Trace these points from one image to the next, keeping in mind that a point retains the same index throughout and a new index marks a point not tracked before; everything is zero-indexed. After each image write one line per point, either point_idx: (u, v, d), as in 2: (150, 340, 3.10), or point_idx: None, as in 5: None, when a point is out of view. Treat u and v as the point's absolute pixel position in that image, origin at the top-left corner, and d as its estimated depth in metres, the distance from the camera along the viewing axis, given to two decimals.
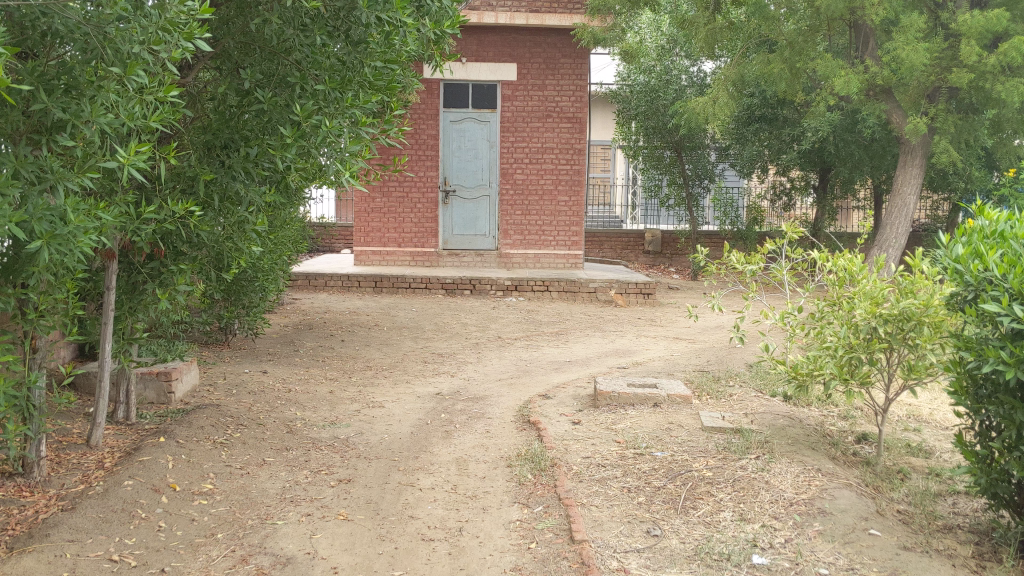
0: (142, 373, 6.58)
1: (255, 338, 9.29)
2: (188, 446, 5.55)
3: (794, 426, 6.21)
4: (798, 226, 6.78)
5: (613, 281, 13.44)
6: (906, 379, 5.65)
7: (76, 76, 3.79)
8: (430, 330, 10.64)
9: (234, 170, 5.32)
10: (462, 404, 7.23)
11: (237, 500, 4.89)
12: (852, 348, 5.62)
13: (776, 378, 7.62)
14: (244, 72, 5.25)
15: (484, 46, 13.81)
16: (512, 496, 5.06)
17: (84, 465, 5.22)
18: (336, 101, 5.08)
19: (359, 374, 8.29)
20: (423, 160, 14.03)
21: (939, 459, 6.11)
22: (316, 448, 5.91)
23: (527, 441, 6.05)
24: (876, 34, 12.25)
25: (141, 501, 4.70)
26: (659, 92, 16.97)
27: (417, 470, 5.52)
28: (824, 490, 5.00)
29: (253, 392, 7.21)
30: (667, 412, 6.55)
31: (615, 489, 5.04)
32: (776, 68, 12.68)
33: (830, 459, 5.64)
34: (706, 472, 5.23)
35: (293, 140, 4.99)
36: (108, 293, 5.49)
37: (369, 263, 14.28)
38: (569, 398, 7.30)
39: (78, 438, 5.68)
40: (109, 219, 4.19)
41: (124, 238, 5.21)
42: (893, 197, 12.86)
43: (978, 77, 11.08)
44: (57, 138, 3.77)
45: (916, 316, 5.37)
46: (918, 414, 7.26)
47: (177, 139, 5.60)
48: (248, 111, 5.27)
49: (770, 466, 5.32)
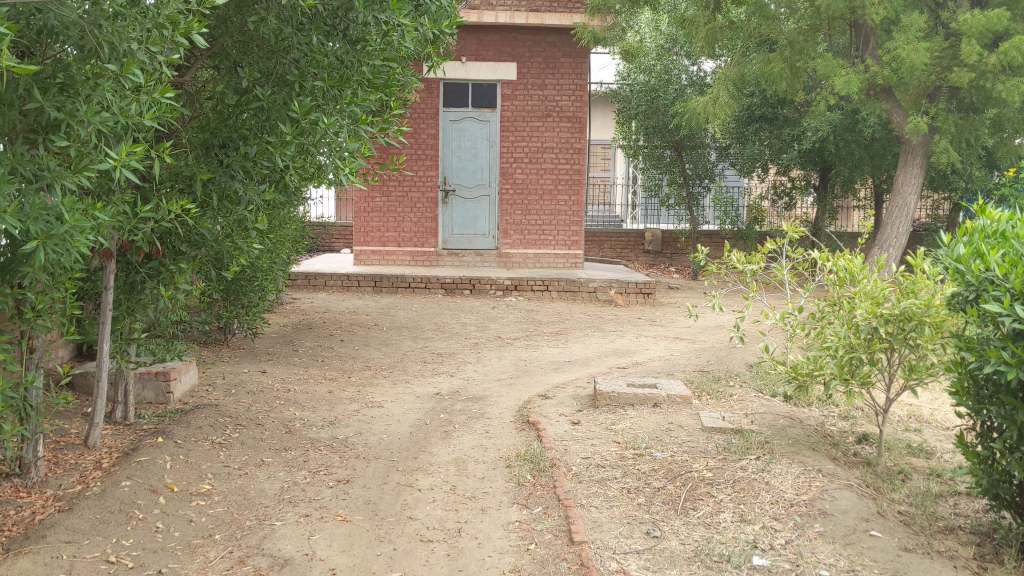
0: (140, 373, 6.56)
1: (255, 338, 9.27)
2: (186, 447, 5.54)
3: (795, 426, 6.19)
4: (798, 226, 6.77)
5: (613, 280, 13.42)
6: (907, 379, 5.62)
7: (72, 74, 3.77)
8: (430, 330, 10.62)
9: (233, 170, 5.36)
10: (462, 404, 7.21)
11: (235, 501, 4.87)
12: (852, 348, 5.60)
13: (776, 378, 7.60)
14: (242, 71, 5.23)
15: (483, 45, 13.80)
16: (511, 497, 5.03)
17: (81, 465, 5.21)
18: (334, 100, 5.09)
19: (359, 374, 8.27)
20: (423, 160, 14.01)
21: (940, 460, 6.10)
22: (315, 448, 5.89)
23: (527, 442, 6.04)
24: (876, 34, 12.23)
25: (138, 502, 4.68)
26: (659, 92, 16.95)
27: (416, 470, 5.51)
28: (825, 490, 4.98)
29: (252, 391, 7.19)
30: (667, 412, 6.54)
31: (614, 490, 5.03)
32: (776, 68, 12.64)
33: (830, 459, 5.62)
34: (706, 473, 5.22)
35: (292, 137, 4.95)
36: (105, 292, 5.46)
37: (369, 262, 14.26)
38: (569, 398, 7.28)
39: (76, 438, 5.66)
40: (106, 218, 4.16)
41: (122, 237, 5.19)
42: (893, 197, 12.83)
43: (978, 77, 11.06)
44: (53, 137, 3.74)
45: (917, 317, 5.34)
46: (919, 414, 7.24)
47: (174, 138, 5.57)
48: (247, 109, 5.24)
49: (771, 466, 5.30)
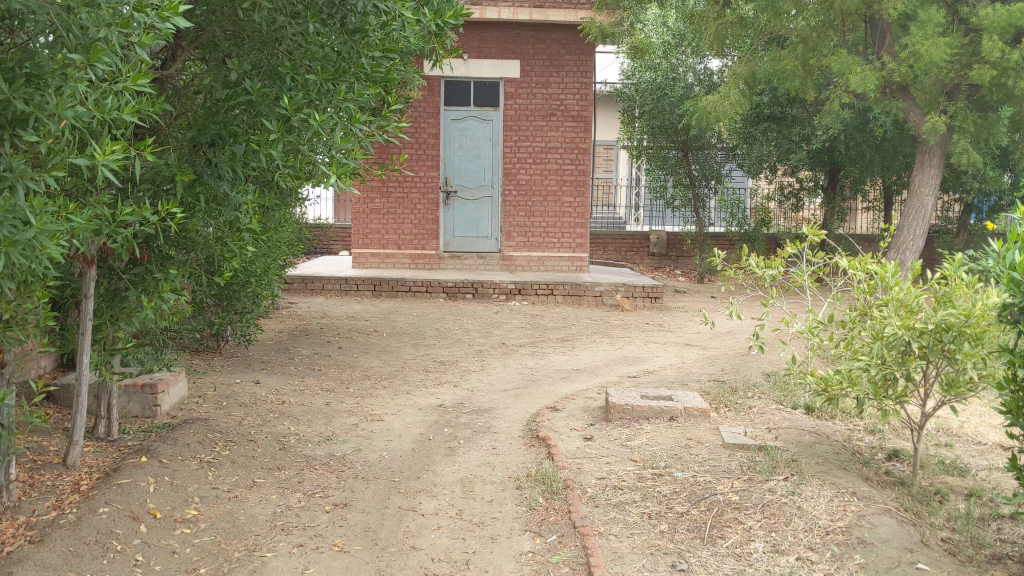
0: (126, 385, 6.18)
1: (249, 345, 8.89)
2: (172, 467, 5.14)
3: (822, 442, 5.79)
4: (820, 229, 6.37)
5: (619, 284, 13.04)
6: (945, 395, 5.26)
7: (40, 64, 3.32)
8: (432, 337, 10.22)
9: (220, 169, 4.95)
10: (466, 417, 6.81)
11: (223, 529, 4.48)
12: (886, 363, 5.20)
13: (797, 389, 7.19)
14: (231, 63, 4.87)
15: (486, 42, 13.42)
16: (522, 523, 4.65)
17: (58, 488, 4.82)
18: (328, 95, 4.65)
19: (358, 385, 7.85)
20: (424, 160, 13.63)
21: (976, 478, 5.72)
22: (310, 468, 5.50)
23: (537, 460, 5.66)
24: (893, 30, 11.84)
25: (117, 532, 4.29)
26: (666, 89, 16.32)
27: (419, 492, 5.11)
28: (862, 517, 4.60)
29: (244, 404, 6.80)
30: (685, 427, 6.15)
31: (634, 515, 4.64)
32: (789, 66, 12.15)
33: (863, 480, 5.23)
34: (733, 496, 4.82)
35: (279, 134, 4.56)
36: (86, 301, 5.09)
37: (368, 265, 13.87)
38: (580, 410, 6.89)
39: (54, 458, 5.27)
40: (81, 222, 3.79)
41: (101, 243, 4.84)
42: (911, 197, 12.40)
43: (1000, 74, 10.64)
44: (21, 132, 3.32)
45: (955, 327, 4.98)
46: (949, 427, 6.84)
47: (160, 135, 5.18)
48: (236, 105, 4.85)
49: (801, 489, 4.90)
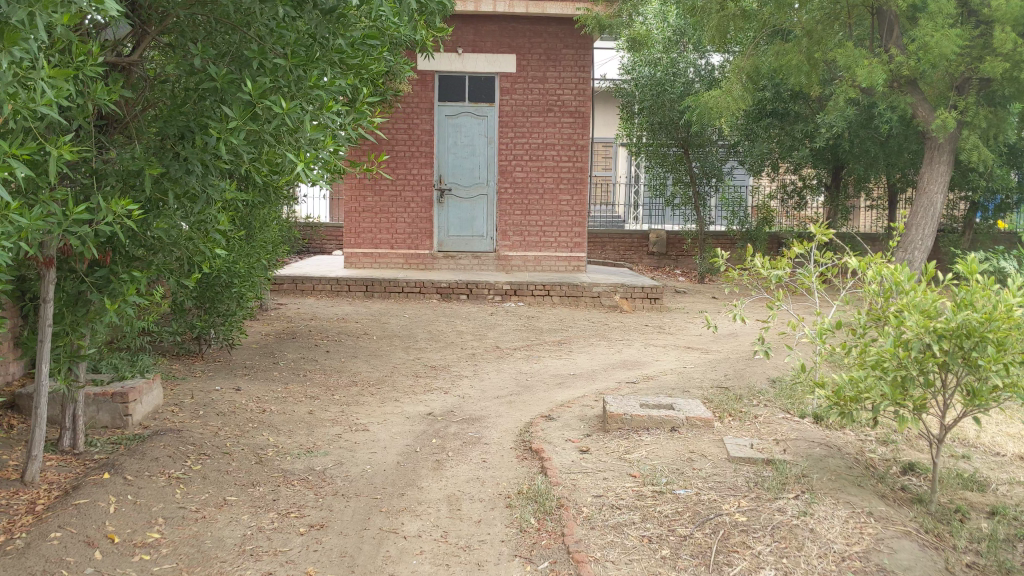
0: (94, 394, 5.80)
1: (232, 349, 8.53)
2: (137, 484, 4.78)
3: (833, 455, 5.44)
4: (826, 225, 5.95)
5: (618, 284, 12.68)
6: (966, 405, 4.84)
7: None
8: (423, 339, 9.90)
9: (190, 163, 4.55)
10: (456, 427, 6.46)
11: (186, 555, 4.13)
12: (900, 370, 4.80)
13: (805, 396, 6.84)
14: (194, 47, 4.42)
15: (481, 36, 13.08)
16: (511, 547, 4.31)
17: (12, 507, 4.47)
18: (298, 82, 4.27)
19: (343, 391, 7.50)
20: (417, 156, 13.29)
21: (997, 493, 5.36)
22: (287, 484, 5.15)
23: (529, 475, 5.31)
24: (902, 22, 11.34)
25: (68, 560, 3.93)
26: (666, 85, 15.88)
27: (402, 512, 4.76)
28: (880, 540, 4.25)
29: (222, 413, 6.45)
30: (687, 438, 5.80)
31: (633, 538, 4.30)
32: (793, 60, 11.68)
33: (879, 497, 4.87)
34: (739, 517, 4.45)
35: (242, 122, 4.13)
36: (45, 306, 4.74)
37: (360, 265, 13.52)
38: (576, 419, 6.54)
39: (13, 472, 4.94)
40: (25, 221, 3.35)
41: (59, 244, 4.48)
42: (919, 196, 11.97)
43: (1013, 66, 10.23)
44: None
45: (976, 332, 4.55)
46: (965, 437, 6.50)
47: (126, 130, 4.86)
48: (203, 93, 4.46)
49: (813, 508, 4.55)
